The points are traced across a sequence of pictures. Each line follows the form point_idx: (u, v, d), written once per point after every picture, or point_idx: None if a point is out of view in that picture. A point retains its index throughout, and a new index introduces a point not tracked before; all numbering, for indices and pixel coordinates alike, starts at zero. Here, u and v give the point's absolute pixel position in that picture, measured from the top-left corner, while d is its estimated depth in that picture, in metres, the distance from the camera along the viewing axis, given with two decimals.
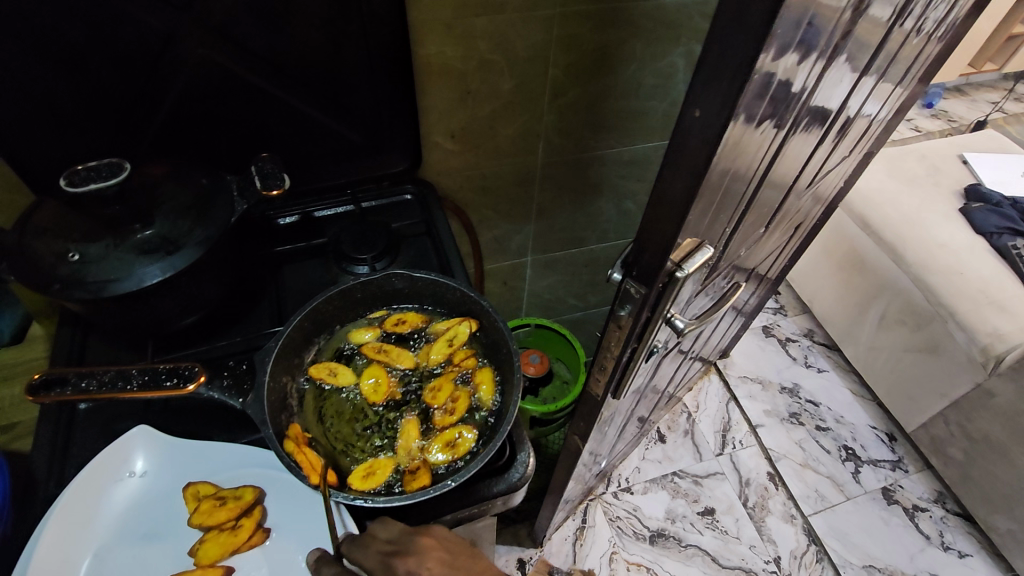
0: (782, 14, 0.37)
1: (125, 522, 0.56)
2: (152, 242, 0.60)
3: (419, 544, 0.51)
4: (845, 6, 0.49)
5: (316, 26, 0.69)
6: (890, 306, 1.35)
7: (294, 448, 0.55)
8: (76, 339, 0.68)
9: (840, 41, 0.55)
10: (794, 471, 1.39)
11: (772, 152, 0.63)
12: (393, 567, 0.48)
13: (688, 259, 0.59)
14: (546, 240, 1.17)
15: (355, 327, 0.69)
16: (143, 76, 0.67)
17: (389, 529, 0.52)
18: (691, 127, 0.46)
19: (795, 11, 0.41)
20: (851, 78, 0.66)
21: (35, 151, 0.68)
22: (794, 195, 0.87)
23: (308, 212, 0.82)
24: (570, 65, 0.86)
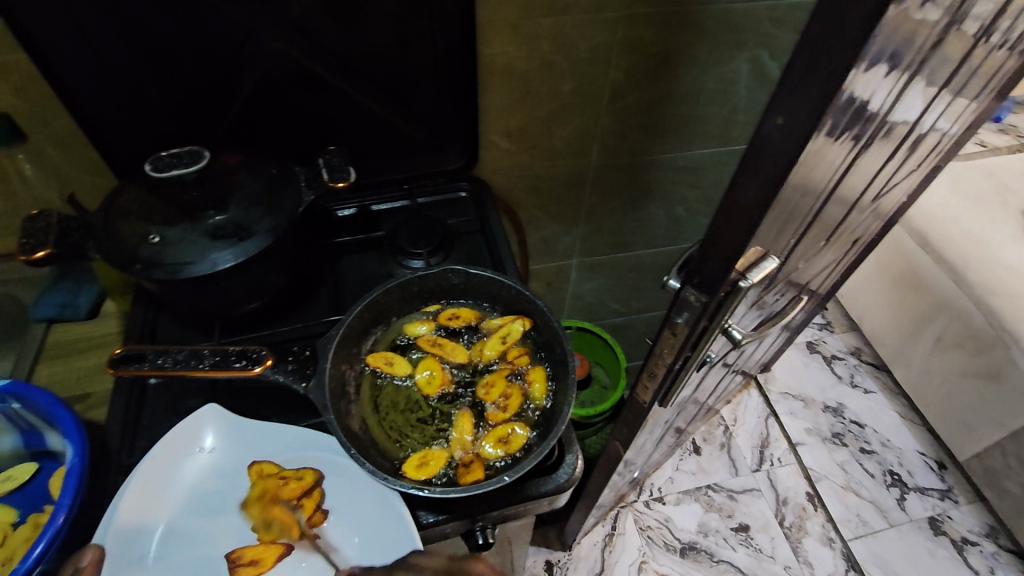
0: (878, 26, 0.37)
1: (193, 497, 0.58)
2: (226, 228, 0.63)
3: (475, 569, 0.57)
4: (939, 19, 0.47)
5: (387, 23, 0.70)
6: (947, 328, 1.29)
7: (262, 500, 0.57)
8: (149, 317, 0.71)
9: (929, 54, 0.53)
10: (835, 493, 1.35)
11: (844, 168, 0.61)
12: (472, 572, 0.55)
13: (754, 268, 0.57)
14: (594, 243, 1.17)
15: (410, 320, 0.70)
16: (222, 68, 0.70)
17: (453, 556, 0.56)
18: (772, 135, 0.44)
19: (892, 22, 0.39)
20: (930, 91, 0.63)
21: (121, 137, 0.72)
22: (858, 209, 0.84)
23: (366, 206, 0.84)
24: (632, 67, 0.86)
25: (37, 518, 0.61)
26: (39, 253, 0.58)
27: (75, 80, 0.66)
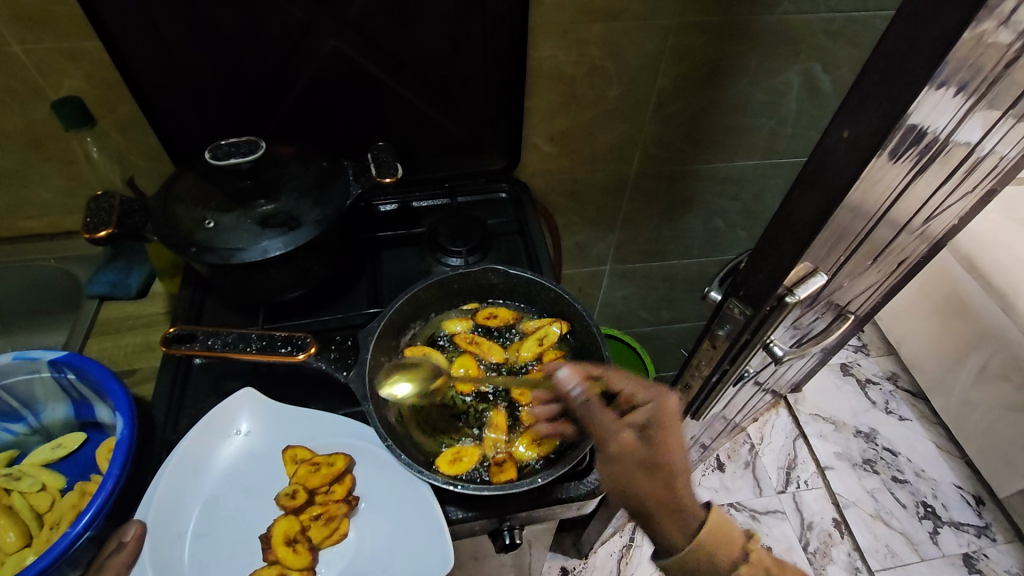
0: (953, 54, 0.36)
1: (230, 477, 0.60)
2: (276, 217, 0.65)
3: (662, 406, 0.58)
4: None
5: (442, 23, 0.72)
6: (992, 359, 1.22)
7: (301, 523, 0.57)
8: (196, 299, 0.74)
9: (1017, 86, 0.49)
10: (863, 521, 1.31)
11: (903, 194, 0.57)
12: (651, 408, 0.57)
13: (801, 284, 0.55)
14: (628, 250, 1.16)
15: (448, 317, 0.72)
16: (280, 63, 0.72)
17: (636, 376, 0.60)
18: (835, 148, 0.44)
19: (972, 51, 0.39)
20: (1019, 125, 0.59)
21: (181, 125, 0.75)
22: (923, 241, 0.79)
23: (407, 202, 0.85)
24: (680, 76, 0.85)
25: (83, 486, 0.63)
26: (101, 232, 0.60)
27: (142, 68, 0.69)
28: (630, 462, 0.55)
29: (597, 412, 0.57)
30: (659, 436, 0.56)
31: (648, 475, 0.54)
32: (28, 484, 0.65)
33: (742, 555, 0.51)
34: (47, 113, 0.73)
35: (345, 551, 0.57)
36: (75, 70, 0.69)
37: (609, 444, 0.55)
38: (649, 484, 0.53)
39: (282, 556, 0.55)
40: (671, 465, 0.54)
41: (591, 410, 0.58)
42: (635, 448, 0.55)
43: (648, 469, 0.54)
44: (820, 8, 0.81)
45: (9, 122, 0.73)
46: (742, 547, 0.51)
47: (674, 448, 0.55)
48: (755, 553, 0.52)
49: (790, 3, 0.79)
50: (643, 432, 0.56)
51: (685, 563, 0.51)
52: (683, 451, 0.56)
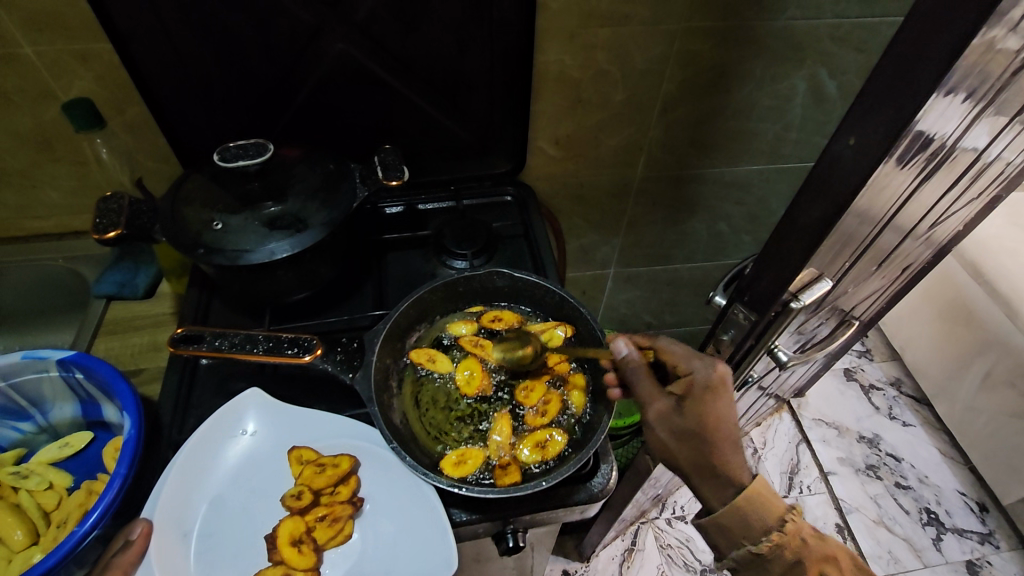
0: (962, 61, 0.36)
1: (235, 478, 0.60)
2: (284, 219, 0.65)
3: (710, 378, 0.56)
4: None
5: (449, 27, 0.72)
6: (997, 364, 1.21)
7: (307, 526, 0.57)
8: (202, 299, 0.74)
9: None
10: (867, 527, 1.30)
11: (908, 201, 0.57)
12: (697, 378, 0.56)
13: (807, 290, 0.55)
14: (632, 254, 1.16)
15: (453, 319, 0.73)
16: (288, 66, 0.72)
17: (686, 347, 0.59)
18: (841, 156, 0.44)
19: (981, 58, 0.39)
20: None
21: (190, 127, 0.75)
22: (927, 247, 0.79)
23: (413, 204, 0.86)
24: (686, 80, 0.85)
25: (90, 485, 0.64)
26: (111, 233, 0.61)
27: (151, 71, 0.69)
28: (669, 428, 0.56)
29: (644, 379, 0.57)
30: (701, 407, 0.55)
31: (687, 442, 0.55)
32: (36, 482, 0.65)
33: (778, 524, 0.52)
34: (57, 114, 0.73)
35: (350, 553, 0.57)
36: (86, 72, 0.69)
37: (648, 409, 0.57)
38: (688, 450, 0.55)
39: (287, 557, 0.55)
40: (713, 436, 0.54)
41: (637, 377, 0.58)
42: (675, 416, 0.56)
43: (687, 436, 0.55)
44: (826, 14, 0.81)
45: (19, 123, 0.73)
46: (780, 517, 0.52)
47: (719, 419, 0.55)
48: (791, 525, 0.52)
49: (797, 9, 0.79)
50: (684, 402, 0.56)
51: (720, 522, 0.54)
52: (729, 422, 0.55)
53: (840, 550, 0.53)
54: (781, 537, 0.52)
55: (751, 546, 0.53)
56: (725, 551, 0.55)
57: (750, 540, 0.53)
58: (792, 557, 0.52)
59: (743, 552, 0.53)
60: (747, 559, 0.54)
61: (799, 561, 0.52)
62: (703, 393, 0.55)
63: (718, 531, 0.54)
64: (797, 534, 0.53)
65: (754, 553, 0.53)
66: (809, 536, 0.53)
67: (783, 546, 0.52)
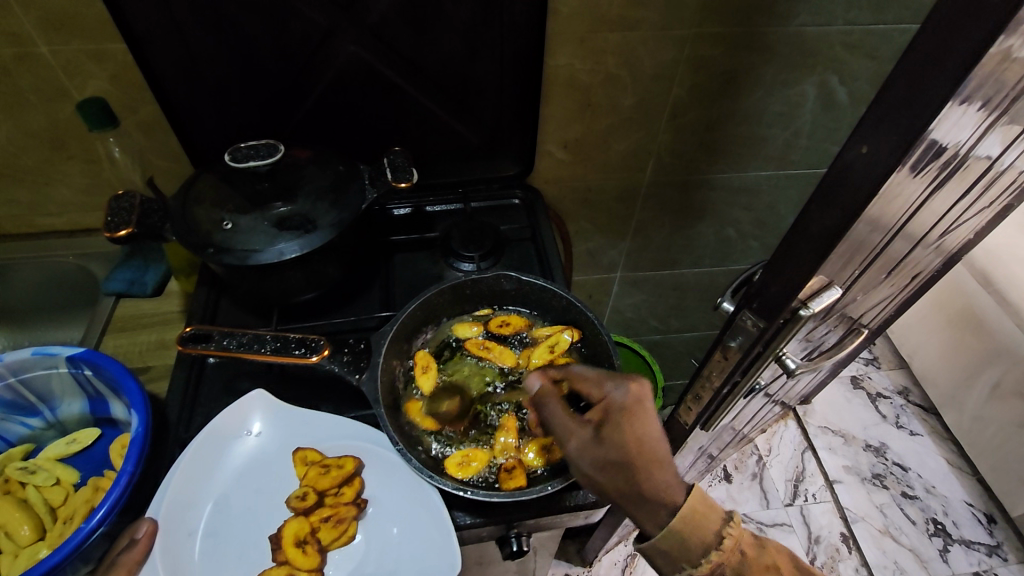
0: (978, 70, 0.36)
1: (241, 478, 0.60)
2: (292, 220, 0.65)
3: (624, 398, 0.55)
4: None
5: (459, 30, 0.72)
6: (1005, 375, 1.20)
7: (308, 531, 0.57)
8: (211, 299, 0.74)
9: None
10: (872, 537, 1.29)
11: (920, 209, 0.57)
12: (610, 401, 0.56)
13: (816, 297, 0.55)
14: (639, 258, 1.16)
15: (460, 321, 0.73)
16: (300, 68, 0.73)
17: (597, 373, 0.59)
18: (853, 164, 0.44)
19: (997, 67, 0.39)
20: None
21: (201, 127, 0.76)
22: (938, 255, 0.78)
23: (421, 206, 0.86)
24: (695, 85, 0.85)
25: (97, 482, 0.64)
26: (121, 232, 0.61)
27: (164, 71, 0.70)
28: (591, 460, 0.53)
29: (560, 412, 0.57)
30: (618, 432, 0.53)
31: (612, 472, 0.52)
32: (43, 478, 0.66)
33: (715, 542, 0.49)
34: (71, 113, 0.74)
35: (353, 554, 0.57)
36: (100, 72, 0.70)
37: (567, 444, 0.55)
38: (614, 481, 0.52)
39: (292, 557, 0.55)
40: (635, 459, 0.51)
41: (553, 410, 0.57)
42: (595, 446, 0.53)
43: (609, 467, 0.52)
44: (837, 21, 0.81)
45: (33, 121, 0.74)
46: (716, 534, 0.49)
47: (639, 440, 0.52)
48: (730, 540, 0.49)
49: (808, 16, 0.79)
50: (602, 429, 0.54)
51: (660, 547, 0.49)
52: (652, 441, 0.53)
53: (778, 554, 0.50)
54: (720, 556, 0.48)
55: (690, 569, 0.49)
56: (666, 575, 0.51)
57: (690, 563, 0.49)
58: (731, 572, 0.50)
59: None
60: None
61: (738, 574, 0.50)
62: (618, 414, 0.54)
63: (658, 556, 0.50)
64: (736, 548, 0.49)
65: None
66: (746, 545, 0.50)
67: (723, 565, 0.49)
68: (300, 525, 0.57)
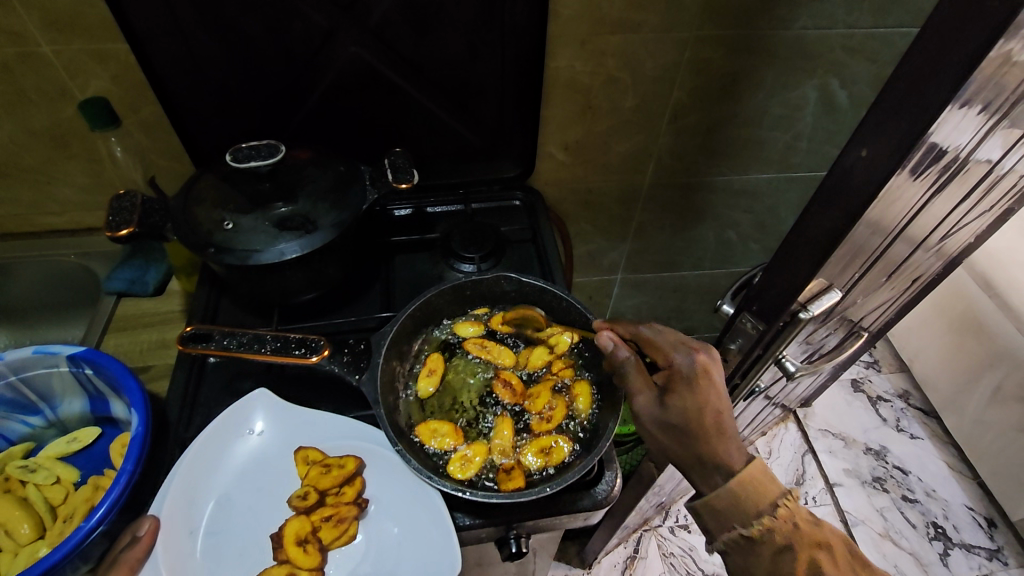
0: (977, 74, 0.36)
1: (242, 477, 0.60)
2: (293, 220, 0.65)
3: (693, 366, 0.54)
4: None
5: (461, 32, 0.72)
6: (1007, 379, 1.20)
7: (309, 533, 0.57)
8: (211, 298, 0.74)
9: None
10: (872, 540, 1.29)
11: (920, 213, 0.56)
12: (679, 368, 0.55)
13: (816, 300, 0.55)
14: (639, 260, 1.16)
15: (460, 322, 0.73)
16: (301, 68, 0.73)
17: (671, 336, 0.57)
18: (853, 167, 0.44)
19: (996, 71, 0.39)
20: None
21: (203, 126, 0.76)
22: (939, 259, 0.77)
23: (421, 207, 0.86)
24: (697, 87, 0.85)
25: (97, 481, 0.64)
26: (123, 231, 0.61)
27: (167, 71, 0.70)
28: (655, 421, 0.55)
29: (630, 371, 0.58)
30: (685, 398, 0.53)
31: (674, 436, 0.53)
32: (43, 476, 0.66)
33: (770, 508, 0.49)
34: (73, 113, 0.74)
35: (355, 554, 0.57)
36: (102, 71, 0.70)
37: (632, 402, 0.56)
38: (677, 443, 0.53)
39: (292, 556, 0.55)
40: (700, 426, 0.52)
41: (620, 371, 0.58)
42: (660, 409, 0.54)
43: (671, 430, 0.53)
44: (839, 24, 0.81)
45: (35, 120, 0.74)
46: (772, 501, 0.49)
47: (707, 408, 0.52)
48: (784, 509, 0.49)
49: (809, 19, 0.79)
50: (668, 394, 0.54)
51: (712, 505, 0.51)
52: (720, 411, 0.52)
53: (832, 534, 0.50)
54: (772, 520, 0.49)
55: (741, 529, 0.50)
56: (716, 535, 0.52)
57: (740, 524, 0.50)
58: (784, 541, 0.49)
59: (734, 536, 0.50)
60: (738, 543, 0.51)
61: (789, 546, 0.49)
62: (686, 383, 0.54)
63: (710, 515, 0.51)
64: (789, 518, 0.50)
65: (744, 538, 0.50)
66: (801, 520, 0.50)
67: (775, 531, 0.49)
68: (300, 524, 0.57)
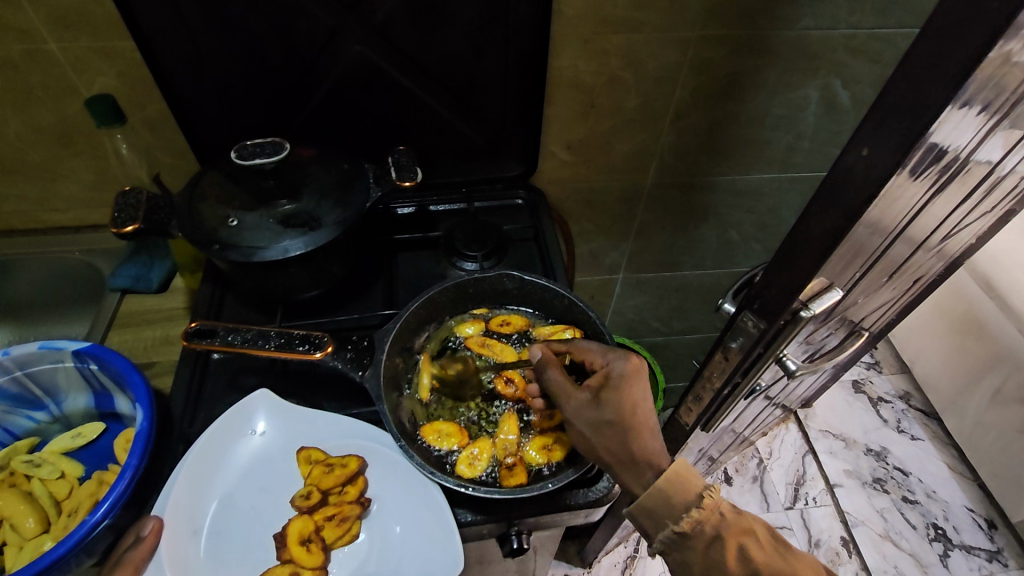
0: (976, 74, 0.36)
1: (245, 477, 0.61)
2: (296, 217, 0.65)
3: (626, 365, 0.58)
4: None
5: (465, 31, 0.73)
6: (1008, 380, 1.20)
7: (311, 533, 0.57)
8: (216, 295, 0.75)
9: None
10: (872, 541, 1.29)
11: (920, 213, 0.57)
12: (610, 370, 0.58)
13: (817, 299, 0.55)
14: (641, 259, 1.16)
15: (462, 320, 0.74)
16: (306, 67, 0.73)
17: (601, 344, 0.61)
18: (855, 165, 0.44)
19: (997, 71, 0.39)
20: None
21: (208, 124, 0.77)
22: (940, 259, 0.78)
23: (424, 205, 0.87)
24: (699, 87, 0.86)
25: (101, 476, 0.64)
26: (128, 228, 0.61)
27: (172, 69, 0.70)
28: (587, 422, 0.57)
29: (559, 379, 0.60)
30: (617, 396, 0.56)
31: (607, 433, 0.55)
32: (48, 471, 0.66)
33: (696, 500, 0.50)
34: (79, 110, 0.75)
35: (357, 554, 0.58)
36: (108, 68, 0.71)
37: (565, 407, 0.58)
38: (608, 443, 0.55)
39: (296, 555, 0.56)
40: (631, 422, 0.55)
41: (552, 376, 0.60)
42: (591, 409, 0.57)
43: (604, 427, 0.55)
44: (841, 24, 0.81)
45: (41, 117, 0.75)
46: (697, 492, 0.50)
47: (635, 405, 0.56)
48: (709, 499, 0.50)
49: (811, 19, 0.79)
50: (600, 394, 0.57)
51: (643, 505, 0.52)
52: (646, 409, 0.56)
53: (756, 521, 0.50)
54: (700, 512, 0.49)
55: (672, 525, 0.50)
56: (653, 536, 0.52)
57: (671, 520, 0.50)
58: (713, 532, 0.49)
59: (667, 533, 0.51)
60: (673, 541, 0.51)
61: (718, 535, 0.49)
62: (617, 382, 0.57)
63: (645, 515, 0.52)
64: (716, 508, 0.50)
65: (677, 533, 0.50)
66: (726, 511, 0.50)
67: (704, 523, 0.50)
68: (305, 524, 0.57)
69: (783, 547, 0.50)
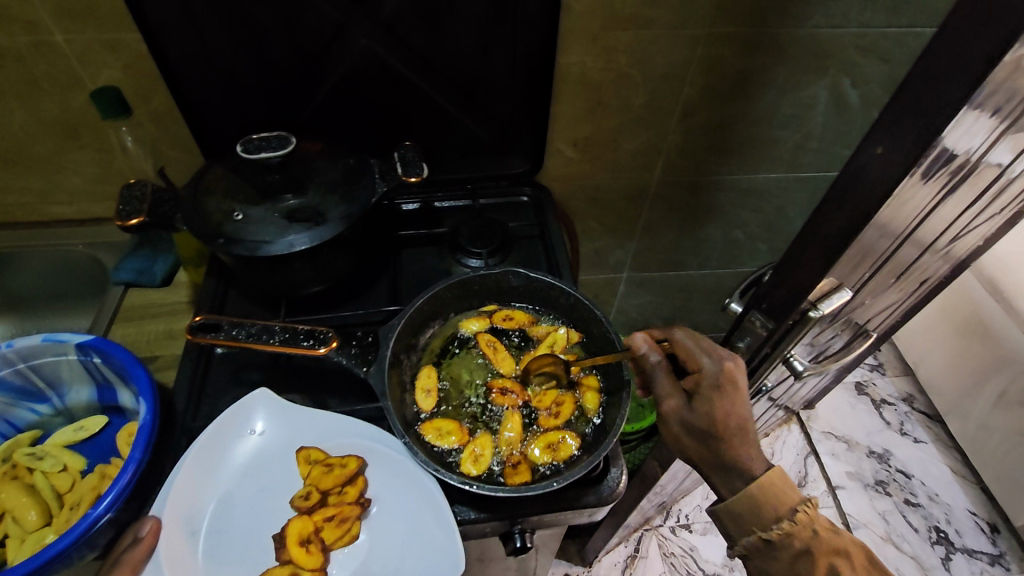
0: (991, 78, 0.36)
1: (244, 477, 0.60)
2: (301, 213, 0.65)
3: (721, 373, 0.55)
4: None
5: (473, 26, 0.72)
6: (1012, 385, 1.19)
7: (308, 536, 0.57)
8: (219, 289, 0.75)
9: None
10: (874, 543, 1.28)
11: (931, 214, 0.56)
12: (706, 376, 0.56)
13: (827, 298, 0.54)
14: (645, 258, 1.16)
15: (467, 317, 0.73)
16: (312, 61, 0.73)
17: (699, 340, 0.59)
18: (868, 164, 0.43)
19: (1013, 73, 0.38)
20: None
21: (213, 117, 0.76)
22: (947, 262, 0.77)
23: (429, 202, 0.86)
24: (707, 85, 0.85)
25: (104, 469, 0.64)
26: (133, 220, 0.61)
27: (178, 61, 0.70)
28: (681, 424, 0.57)
29: (659, 375, 0.59)
30: (710, 406, 0.55)
31: (698, 438, 0.56)
32: (50, 464, 0.66)
33: (788, 513, 0.52)
34: (84, 102, 0.75)
35: (356, 555, 0.58)
36: (113, 60, 0.70)
37: (661, 406, 0.58)
38: (701, 447, 0.56)
39: (295, 557, 0.56)
40: (724, 433, 0.54)
41: (651, 372, 0.59)
42: (687, 414, 0.56)
43: (698, 433, 0.55)
44: (851, 23, 0.81)
45: (46, 109, 0.74)
46: (790, 506, 0.52)
47: (730, 416, 0.54)
48: (802, 514, 0.52)
49: (822, 17, 0.79)
50: (696, 399, 0.56)
51: (732, 509, 0.54)
52: (740, 419, 0.54)
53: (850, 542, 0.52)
54: (790, 524, 0.52)
55: (760, 532, 0.53)
56: (737, 539, 0.55)
57: (760, 527, 0.53)
58: (802, 546, 0.52)
59: (753, 538, 0.53)
60: (758, 546, 0.54)
61: (808, 549, 0.51)
62: (714, 389, 0.55)
63: (730, 518, 0.54)
64: (808, 523, 0.52)
65: (764, 540, 0.53)
66: (819, 527, 0.52)
67: (792, 536, 0.52)
68: (303, 526, 0.57)
69: (874, 568, 0.52)
